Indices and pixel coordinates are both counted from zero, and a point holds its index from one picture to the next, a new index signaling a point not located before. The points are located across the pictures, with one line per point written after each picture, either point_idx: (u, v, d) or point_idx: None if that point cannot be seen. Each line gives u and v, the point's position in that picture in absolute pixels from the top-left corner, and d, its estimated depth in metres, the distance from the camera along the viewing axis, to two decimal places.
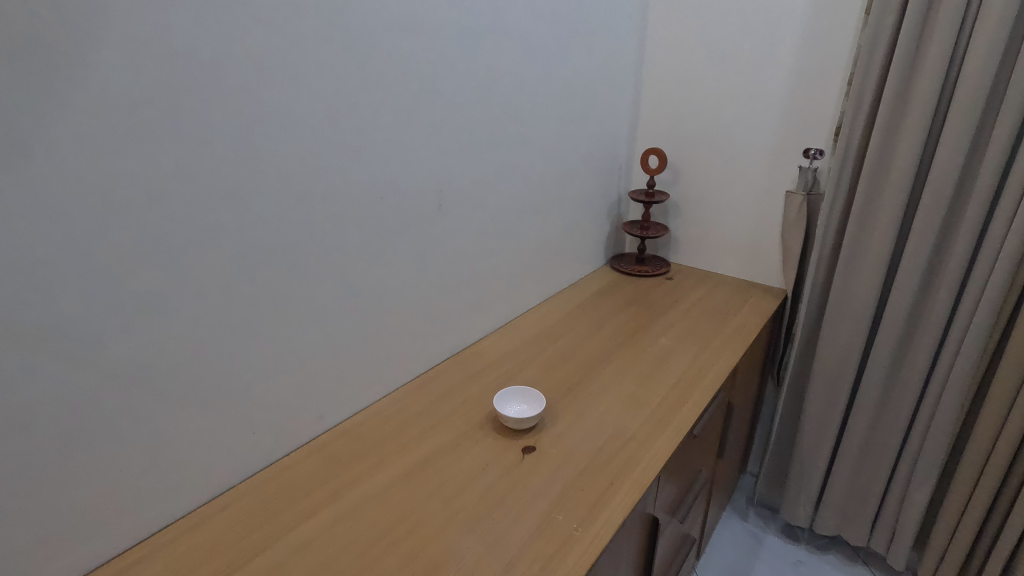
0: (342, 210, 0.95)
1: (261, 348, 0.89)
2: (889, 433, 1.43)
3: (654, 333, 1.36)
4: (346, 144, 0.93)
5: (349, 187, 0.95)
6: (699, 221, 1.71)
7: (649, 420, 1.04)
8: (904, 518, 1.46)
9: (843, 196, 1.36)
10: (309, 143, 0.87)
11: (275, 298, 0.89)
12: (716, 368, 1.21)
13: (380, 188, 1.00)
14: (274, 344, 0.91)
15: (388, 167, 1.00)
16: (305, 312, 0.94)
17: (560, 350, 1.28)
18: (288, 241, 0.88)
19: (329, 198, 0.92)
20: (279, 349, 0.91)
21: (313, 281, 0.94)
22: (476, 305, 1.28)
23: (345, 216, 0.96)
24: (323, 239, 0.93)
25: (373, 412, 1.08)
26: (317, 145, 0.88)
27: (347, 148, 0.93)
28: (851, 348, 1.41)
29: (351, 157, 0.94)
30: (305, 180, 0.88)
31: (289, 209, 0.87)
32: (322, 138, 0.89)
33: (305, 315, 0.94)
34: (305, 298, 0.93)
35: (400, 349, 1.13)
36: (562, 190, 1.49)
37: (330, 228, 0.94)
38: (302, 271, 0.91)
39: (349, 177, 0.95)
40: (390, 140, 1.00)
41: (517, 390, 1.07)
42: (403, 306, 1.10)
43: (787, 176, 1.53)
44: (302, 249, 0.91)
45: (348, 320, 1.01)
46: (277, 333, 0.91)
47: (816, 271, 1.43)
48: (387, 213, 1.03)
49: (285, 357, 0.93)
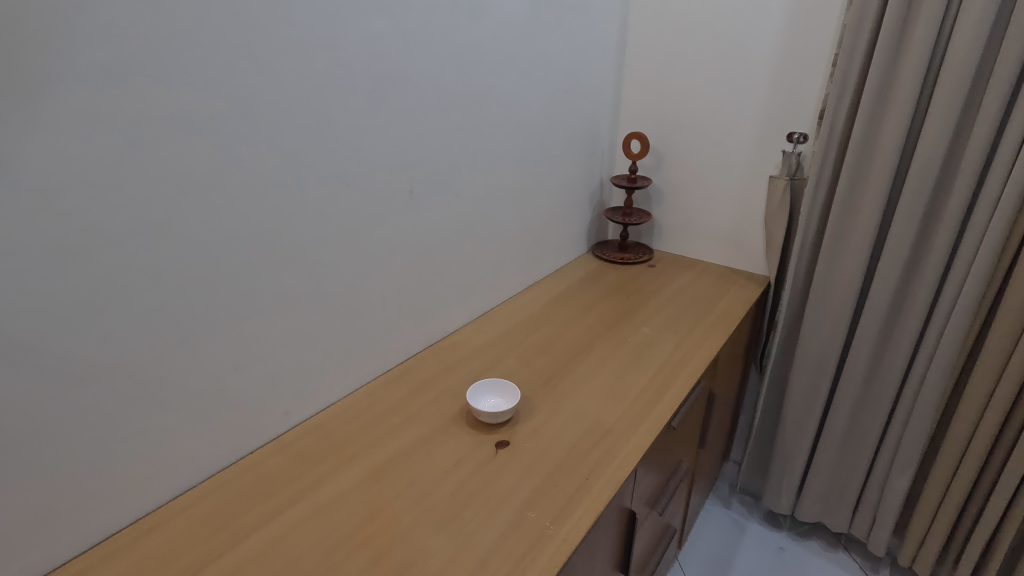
0: (307, 197, 0.90)
1: (222, 344, 0.84)
2: (870, 421, 1.42)
3: (635, 323, 1.34)
4: (310, 126, 0.87)
5: (315, 172, 0.90)
6: (683, 208, 1.68)
7: (628, 413, 1.01)
8: (885, 506, 1.46)
9: (826, 182, 1.33)
10: (270, 126, 0.82)
11: (236, 291, 0.84)
12: (697, 358, 1.19)
13: (348, 173, 0.95)
14: (238, 340, 0.86)
15: (356, 152, 0.96)
16: (268, 304, 0.89)
17: (538, 341, 1.25)
18: (249, 231, 0.83)
19: (293, 184, 0.88)
20: (242, 343, 0.87)
21: (277, 272, 0.89)
22: (452, 295, 1.25)
23: (310, 203, 0.91)
24: (287, 228, 0.88)
25: (343, 406, 1.05)
26: (279, 127, 0.83)
27: (311, 130, 0.88)
28: (833, 336, 1.39)
29: (316, 140, 0.89)
30: (266, 165, 0.83)
31: (250, 197, 0.82)
32: (284, 120, 0.84)
33: (269, 307, 0.89)
34: (268, 290, 0.89)
35: (373, 341, 1.09)
36: (543, 176, 1.45)
37: (294, 216, 0.89)
38: (265, 262, 0.87)
39: (314, 162, 0.90)
40: (360, 125, 0.95)
41: (491, 383, 1.04)
42: (375, 297, 1.07)
43: (770, 160, 1.50)
44: (264, 239, 0.86)
45: (315, 312, 0.97)
46: (240, 329, 0.86)
47: (799, 258, 1.41)
48: (355, 200, 0.98)
49: (249, 351, 0.88)
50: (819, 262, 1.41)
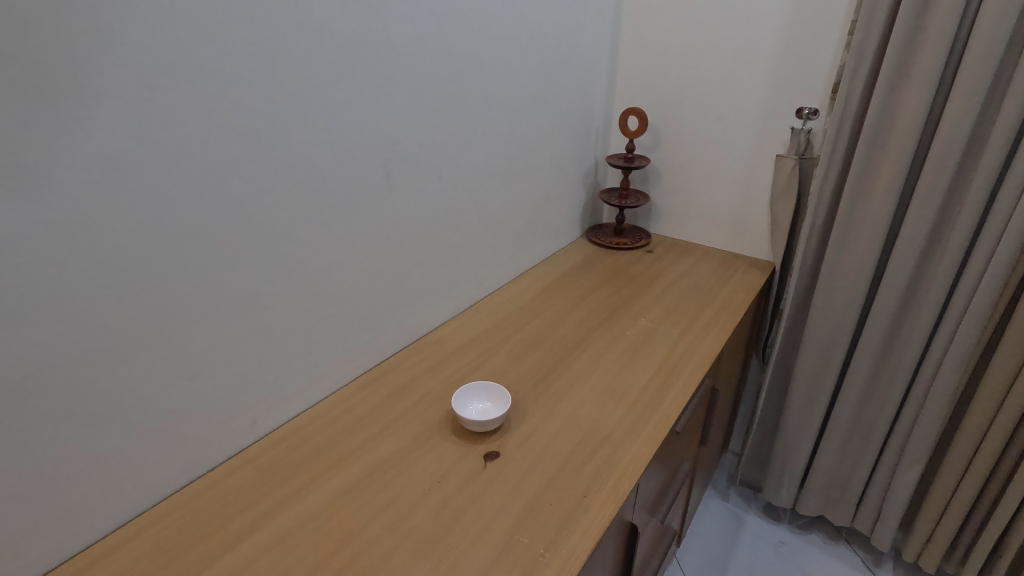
0: (267, 182, 0.78)
1: (174, 353, 0.74)
2: (878, 414, 1.35)
3: (633, 314, 1.25)
4: (269, 99, 0.75)
5: (276, 153, 0.78)
6: (682, 189, 1.58)
7: (627, 417, 0.93)
8: (890, 500, 1.41)
9: (839, 161, 1.24)
10: (222, 99, 0.70)
11: (188, 293, 0.73)
12: (701, 353, 1.10)
13: (314, 154, 0.84)
14: (192, 347, 0.76)
15: (323, 129, 0.84)
16: (226, 304, 0.78)
17: (530, 336, 1.16)
18: (200, 223, 0.72)
19: (251, 167, 0.76)
20: (198, 352, 0.76)
21: (236, 267, 0.78)
22: (435, 286, 1.15)
23: (272, 188, 0.79)
24: (246, 218, 0.77)
25: (316, 412, 0.95)
26: (232, 100, 0.71)
27: (268, 104, 0.76)
28: (841, 326, 1.31)
29: (277, 115, 0.77)
30: (218, 146, 0.71)
31: (201, 184, 0.71)
32: (238, 91, 0.71)
33: (228, 308, 0.79)
34: (227, 288, 0.78)
35: (348, 340, 0.99)
36: (532, 156, 1.34)
37: (254, 204, 0.78)
38: (223, 257, 0.76)
39: (274, 141, 0.78)
40: (327, 98, 0.83)
41: (479, 386, 0.95)
42: (349, 291, 0.96)
43: (777, 138, 1.39)
44: (220, 231, 0.74)
45: (281, 311, 0.86)
46: (195, 335, 0.75)
47: (807, 243, 1.33)
48: (323, 184, 0.87)
49: (207, 359, 0.78)
50: (827, 247, 1.32)
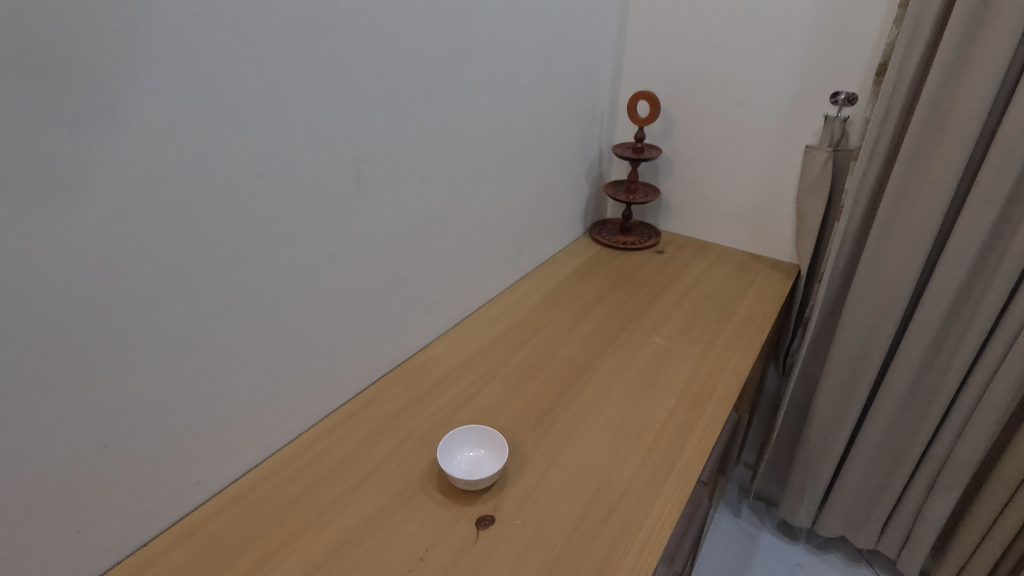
0: (202, 196, 0.62)
1: (85, 414, 0.59)
2: (913, 435, 1.22)
3: (646, 330, 1.10)
4: (199, 91, 0.58)
5: (212, 160, 0.62)
6: (696, 183, 1.42)
7: (645, 466, 0.79)
8: (921, 526, 1.29)
9: (881, 155, 1.08)
10: (128, 91, 0.53)
11: (101, 339, 0.58)
12: (725, 381, 0.96)
13: (263, 159, 0.67)
14: (112, 404, 0.61)
15: (273, 126, 0.67)
16: (155, 350, 0.63)
17: (529, 358, 1.01)
18: (112, 252, 0.56)
19: (176, 179, 0.59)
20: (118, 410, 0.61)
21: (165, 304, 0.62)
22: (420, 303, 1.00)
23: (209, 203, 0.63)
24: (174, 242, 0.61)
25: (279, 461, 0.81)
26: (144, 94, 0.54)
27: (199, 99, 0.59)
28: (876, 339, 1.17)
29: (212, 112, 0.60)
30: (128, 154, 0.55)
31: (108, 203, 0.55)
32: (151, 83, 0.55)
33: (158, 354, 0.63)
34: (154, 330, 0.62)
35: (316, 374, 0.84)
36: (530, 149, 1.18)
37: (184, 223, 0.61)
38: (148, 292, 0.60)
39: (209, 145, 0.61)
40: (279, 88, 0.66)
41: (470, 430, 0.81)
42: (316, 318, 0.81)
43: (807, 126, 1.23)
44: (138, 260, 0.59)
45: (229, 351, 0.71)
46: (115, 389, 0.60)
47: (840, 247, 1.18)
48: (277, 194, 0.70)
49: (133, 417, 0.63)
50: (863, 250, 1.17)
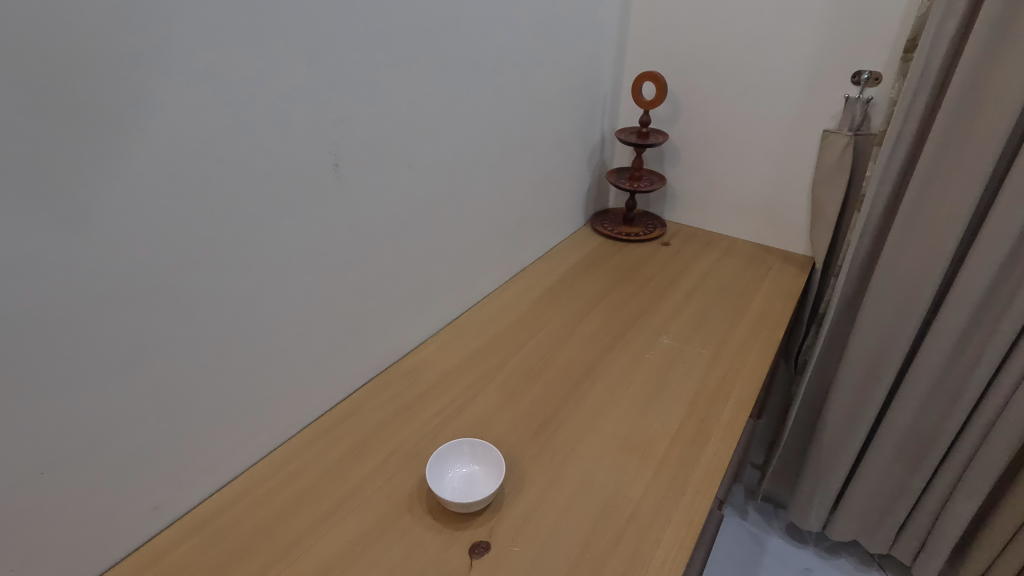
0: (149, 186, 0.54)
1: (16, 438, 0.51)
2: (934, 438, 1.16)
3: (654, 330, 1.02)
4: (129, 59, 0.50)
5: (157, 143, 0.53)
6: (704, 170, 1.34)
7: (655, 483, 0.72)
8: (939, 532, 1.23)
9: (908, 139, 1.00)
10: (48, 63, 0.45)
11: (31, 354, 0.50)
12: (740, 386, 0.88)
13: (220, 143, 0.59)
14: (49, 427, 0.53)
15: (231, 105, 0.58)
16: (99, 363, 0.55)
17: (527, 361, 0.94)
18: (40, 252, 0.48)
19: (114, 167, 0.51)
20: (57, 433, 0.54)
21: (108, 311, 0.54)
22: (409, 302, 0.92)
23: (157, 194, 0.55)
24: (116, 240, 0.53)
25: (251, 479, 0.73)
26: (69, 66, 0.46)
27: (134, 70, 0.50)
28: (897, 337, 1.10)
29: (148, 85, 0.51)
30: (51, 139, 0.47)
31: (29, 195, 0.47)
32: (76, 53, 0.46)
33: (103, 368, 0.55)
34: (96, 341, 0.54)
35: (292, 382, 0.76)
36: (527, 134, 1.10)
37: (127, 216, 0.53)
38: (88, 297, 0.52)
39: (147, 124, 0.52)
40: (239, 60, 0.58)
41: (460, 445, 0.74)
42: (291, 322, 0.73)
43: (825, 108, 1.14)
44: (72, 261, 0.51)
45: (188, 361, 0.63)
46: (52, 409, 0.53)
47: (860, 238, 1.10)
48: (240, 183, 0.62)
49: (75, 440, 0.55)
50: (884, 242, 1.10)
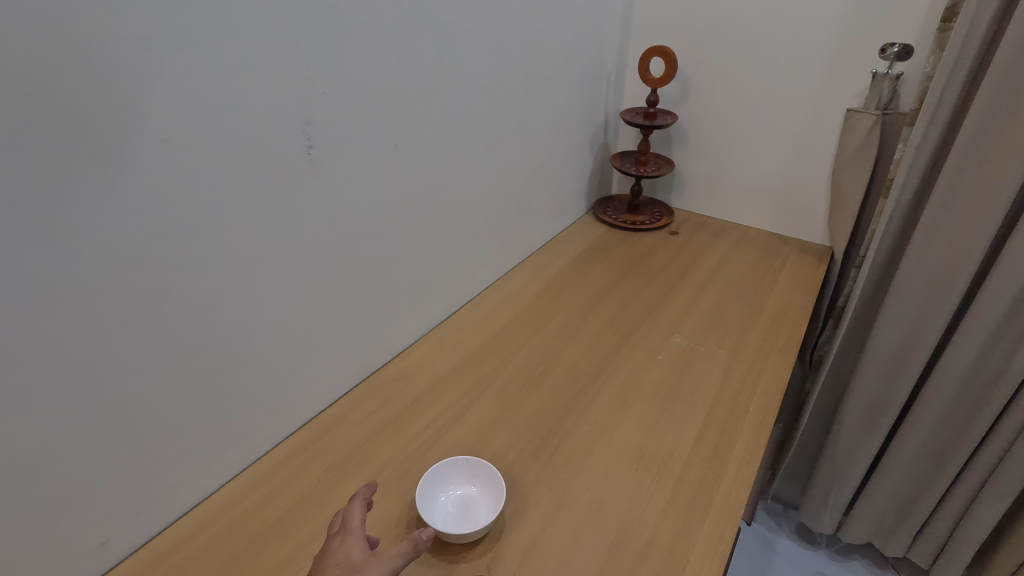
0: (68, 170, 0.45)
1: None
2: (959, 440, 1.09)
3: (665, 328, 0.94)
4: (30, 14, 0.40)
5: (75, 116, 0.44)
6: (715, 154, 1.25)
7: (673, 504, 0.64)
8: (961, 536, 1.16)
9: (943, 119, 0.92)
10: None
11: None
12: (762, 391, 0.80)
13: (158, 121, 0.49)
14: None
15: (172, 76, 0.49)
16: (20, 384, 0.46)
17: (528, 364, 0.86)
18: None
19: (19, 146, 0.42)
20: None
21: (29, 324, 0.46)
22: (397, 300, 0.84)
23: (81, 180, 0.46)
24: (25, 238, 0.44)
25: (220, 503, 0.65)
26: None
27: (37, 26, 0.41)
28: (924, 333, 1.03)
29: (55, 50, 0.42)
30: None
31: None
32: None
33: (24, 391, 0.47)
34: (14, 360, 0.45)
35: (264, 394, 0.68)
36: (526, 114, 1.00)
37: (40, 208, 0.44)
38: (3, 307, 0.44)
39: (52, 98, 0.43)
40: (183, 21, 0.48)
41: (456, 464, 0.66)
42: (261, 327, 0.64)
43: (849, 85, 1.05)
44: None
45: (135, 376, 0.54)
46: None
47: (886, 227, 1.02)
48: (189, 169, 0.52)
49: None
50: (912, 232, 1.01)
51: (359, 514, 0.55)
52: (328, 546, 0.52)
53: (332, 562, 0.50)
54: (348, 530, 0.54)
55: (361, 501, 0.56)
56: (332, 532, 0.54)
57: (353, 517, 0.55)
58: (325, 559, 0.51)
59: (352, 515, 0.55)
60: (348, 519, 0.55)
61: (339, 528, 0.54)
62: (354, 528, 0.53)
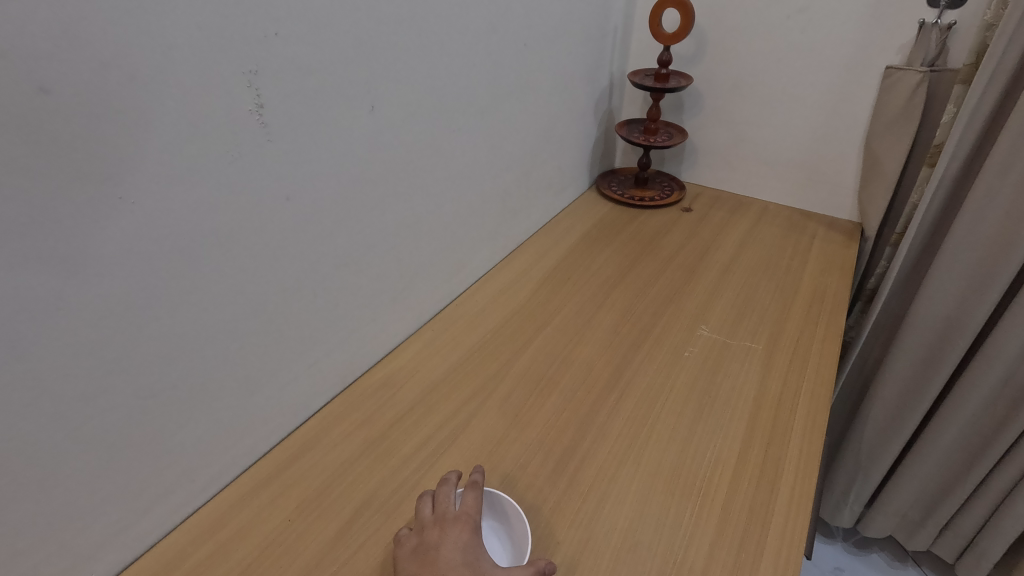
0: None
1: None
2: (998, 433, 1.00)
3: (689, 319, 0.82)
4: None
5: None
6: (732, 121, 1.13)
7: (723, 538, 0.53)
8: (994, 532, 1.09)
9: (1006, 74, 0.80)
10: None
11: None
12: (808, 394, 0.69)
13: (20, 57, 0.34)
14: None
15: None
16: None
17: (537, 365, 0.74)
18: None
19: None
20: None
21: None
22: (380, 293, 0.71)
23: None
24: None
25: (168, 553, 0.54)
26: None
27: None
28: (969, 317, 0.93)
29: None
30: None
31: None
32: None
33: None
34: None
35: (215, 416, 0.55)
36: (525, 74, 0.87)
37: None
38: None
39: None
40: None
41: (507, 504, 0.54)
42: (208, 337, 0.52)
43: (890, 39, 0.92)
44: None
45: (18, 412, 0.40)
46: None
47: (931, 199, 0.91)
48: (73, 127, 0.38)
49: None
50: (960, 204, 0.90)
51: (477, 506, 0.51)
52: (446, 533, 0.49)
53: (457, 562, 0.46)
54: (467, 519, 0.50)
55: (477, 491, 0.52)
56: (446, 514, 0.51)
57: (473, 508, 0.51)
58: (446, 551, 0.47)
59: (473, 507, 0.51)
60: (466, 507, 0.51)
61: (453, 513, 0.50)
62: (475, 523, 0.50)
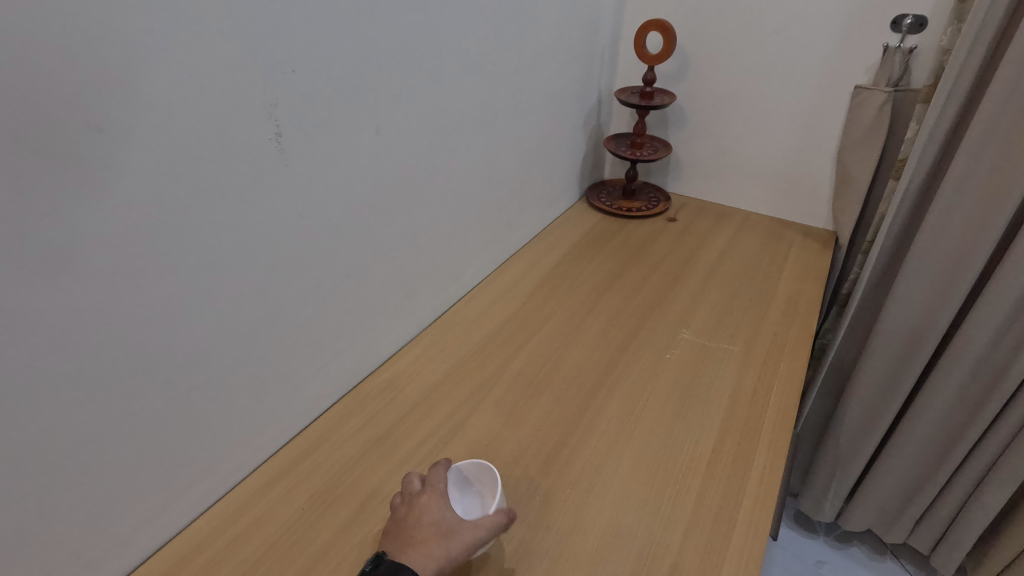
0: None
1: None
2: (965, 429, 1.05)
3: (671, 323, 0.88)
4: None
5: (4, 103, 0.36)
6: (714, 136, 1.19)
7: (698, 521, 0.59)
8: (964, 523, 1.15)
9: (961, 95, 0.86)
10: None
11: None
12: (779, 391, 0.75)
13: (76, 98, 0.40)
14: None
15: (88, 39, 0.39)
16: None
17: (529, 367, 0.79)
18: None
19: None
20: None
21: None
22: (384, 301, 0.76)
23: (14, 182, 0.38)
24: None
25: (190, 541, 0.58)
26: None
27: None
28: (934, 320, 0.99)
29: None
30: None
31: None
32: None
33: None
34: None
35: (233, 414, 0.60)
36: (518, 94, 0.93)
37: None
38: None
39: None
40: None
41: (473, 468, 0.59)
42: (228, 343, 0.57)
43: (859, 61, 0.99)
44: None
45: (67, 410, 0.45)
46: None
47: (897, 209, 0.97)
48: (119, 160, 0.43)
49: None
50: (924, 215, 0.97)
51: (443, 478, 0.56)
52: (416, 502, 0.54)
53: (427, 522, 0.52)
54: (434, 488, 0.55)
55: (441, 469, 0.57)
56: (413, 491, 0.56)
57: (439, 479, 0.56)
58: (417, 516, 0.52)
59: (437, 478, 0.56)
60: (432, 480, 0.56)
61: (421, 488, 0.56)
62: (441, 490, 0.55)
